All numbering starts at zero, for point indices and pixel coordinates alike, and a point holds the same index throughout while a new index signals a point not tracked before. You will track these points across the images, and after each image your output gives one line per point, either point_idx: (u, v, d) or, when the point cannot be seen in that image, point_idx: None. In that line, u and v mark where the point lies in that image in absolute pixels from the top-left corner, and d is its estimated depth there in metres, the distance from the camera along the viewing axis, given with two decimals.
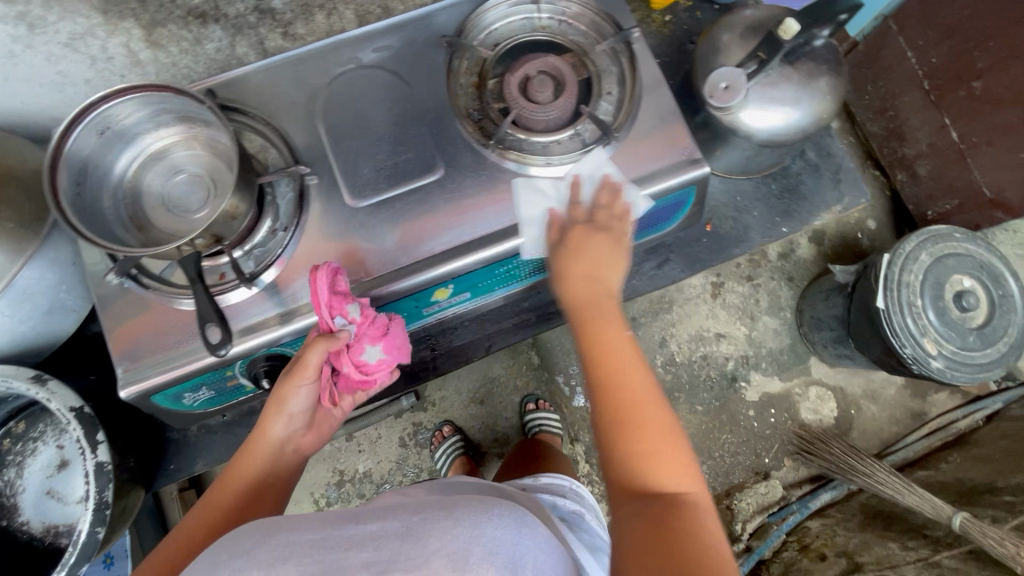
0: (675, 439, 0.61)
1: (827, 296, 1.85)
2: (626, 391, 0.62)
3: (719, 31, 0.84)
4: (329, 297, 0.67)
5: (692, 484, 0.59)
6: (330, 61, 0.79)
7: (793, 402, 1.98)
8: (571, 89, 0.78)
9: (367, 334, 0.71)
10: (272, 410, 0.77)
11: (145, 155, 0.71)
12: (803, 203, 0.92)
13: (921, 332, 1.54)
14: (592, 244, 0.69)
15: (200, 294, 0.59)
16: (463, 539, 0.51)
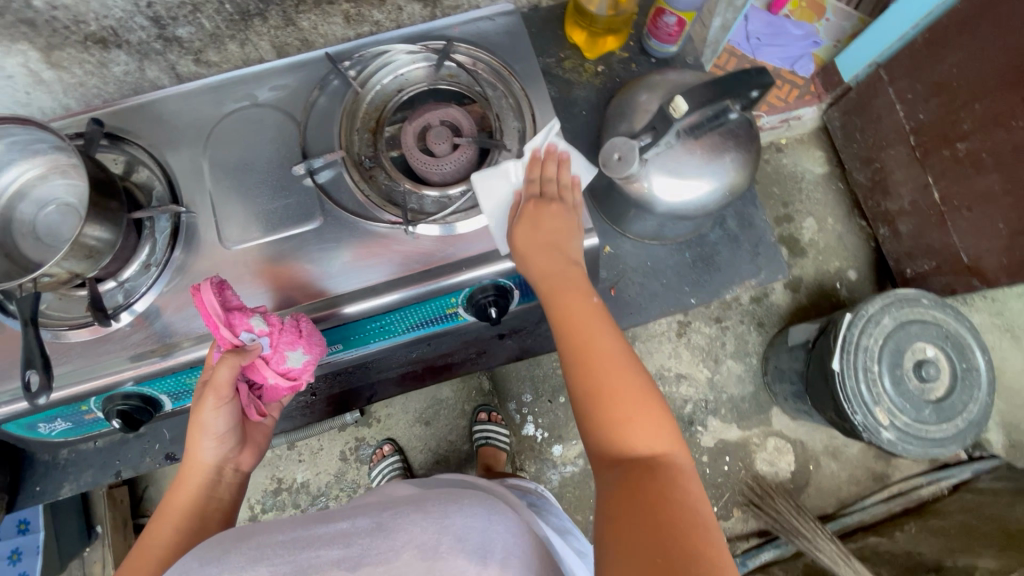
0: (647, 399, 0.61)
1: (790, 349, 1.78)
2: (595, 355, 0.63)
3: (637, 92, 0.80)
4: (223, 313, 0.61)
5: (662, 444, 0.59)
6: (223, 95, 0.79)
7: (749, 451, 1.91)
8: (466, 145, 0.76)
9: (284, 339, 0.65)
10: (196, 437, 0.68)
11: (18, 183, 0.70)
12: (716, 274, 0.89)
13: (874, 400, 1.48)
14: (542, 218, 0.70)
15: (30, 337, 0.59)
16: (435, 529, 0.53)
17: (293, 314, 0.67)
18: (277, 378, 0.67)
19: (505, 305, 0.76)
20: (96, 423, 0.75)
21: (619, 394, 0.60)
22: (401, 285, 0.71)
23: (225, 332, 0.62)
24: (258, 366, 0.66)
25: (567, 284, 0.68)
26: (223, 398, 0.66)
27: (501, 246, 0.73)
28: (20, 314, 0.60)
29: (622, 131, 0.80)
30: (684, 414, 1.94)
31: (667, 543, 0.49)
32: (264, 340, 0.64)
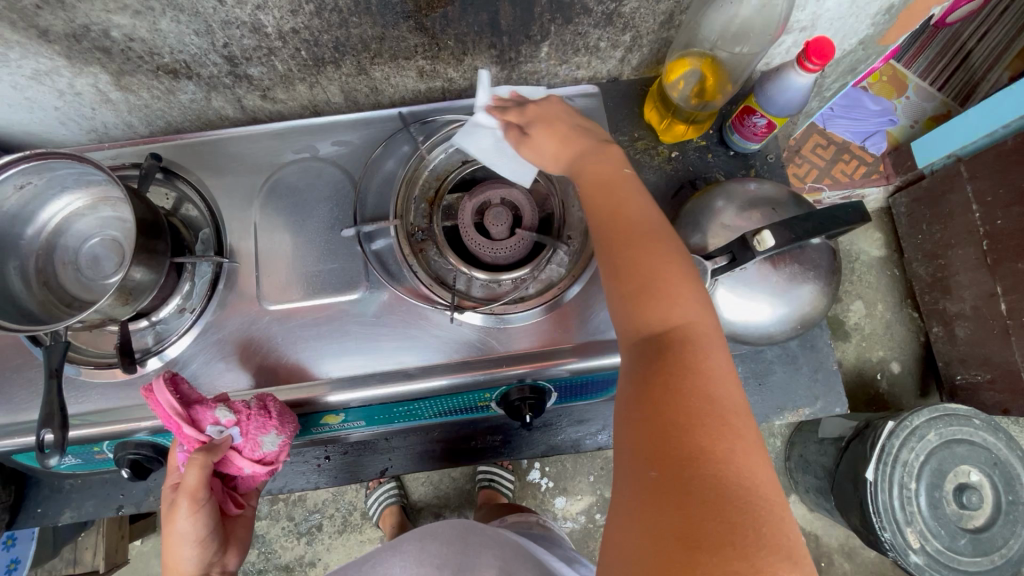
0: (675, 266, 0.51)
1: (820, 440, 1.71)
2: (624, 221, 0.54)
3: (715, 197, 0.77)
4: (184, 411, 0.61)
5: (690, 314, 0.49)
6: (284, 143, 0.76)
7: None
8: (526, 232, 0.72)
9: (254, 425, 0.63)
10: (172, 546, 0.68)
11: (65, 213, 0.68)
12: (768, 395, 0.83)
13: (907, 520, 1.39)
14: (535, 131, 0.66)
15: (53, 391, 0.58)
16: (412, 565, 0.75)
17: (257, 395, 0.64)
18: (252, 466, 0.66)
19: (540, 408, 0.71)
20: (105, 462, 0.73)
21: (642, 266, 0.51)
22: (435, 374, 0.67)
23: (189, 429, 0.61)
24: (231, 457, 0.65)
25: (597, 159, 0.60)
26: (196, 498, 0.67)
27: (547, 347, 0.69)
28: (47, 363, 0.59)
29: (694, 241, 0.76)
30: None
31: (679, 445, 0.42)
32: (234, 429, 0.63)
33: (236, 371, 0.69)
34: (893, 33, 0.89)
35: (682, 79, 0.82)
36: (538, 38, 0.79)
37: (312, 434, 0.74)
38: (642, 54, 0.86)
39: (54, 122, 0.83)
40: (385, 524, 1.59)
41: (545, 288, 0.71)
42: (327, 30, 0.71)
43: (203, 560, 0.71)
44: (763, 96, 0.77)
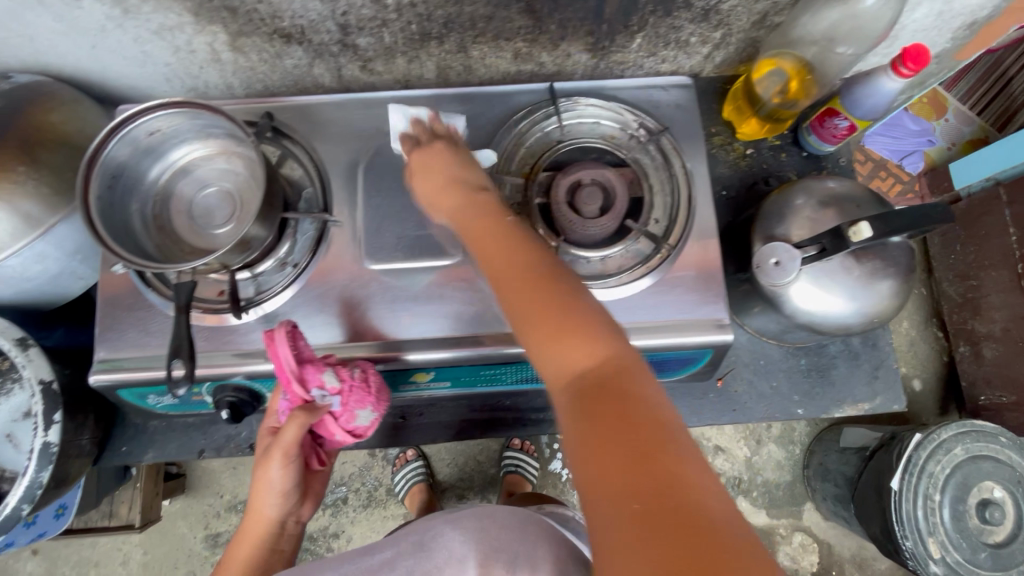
0: (577, 307, 0.51)
1: (841, 449, 1.74)
2: (565, 329, 0.50)
3: (795, 194, 0.79)
4: (297, 369, 0.64)
5: (612, 348, 0.50)
6: (386, 111, 0.78)
7: (773, 541, 1.90)
8: (617, 212, 0.75)
9: (354, 399, 0.66)
10: (261, 492, 0.76)
11: (182, 161, 0.71)
12: (830, 388, 0.85)
13: (929, 529, 1.41)
14: (429, 176, 0.66)
15: (182, 325, 0.62)
16: (473, 544, 0.63)
17: (360, 368, 0.67)
18: (343, 435, 0.71)
19: None
20: (198, 405, 0.75)
21: (552, 321, 0.51)
22: (526, 341, 0.70)
23: (297, 385, 0.65)
24: (326, 420, 0.70)
25: (519, 243, 0.57)
26: (288, 457, 0.73)
27: (634, 322, 0.72)
28: (176, 299, 0.63)
29: (776, 231, 0.77)
30: None
31: (643, 487, 0.41)
32: (335, 398, 0.66)
33: (335, 325, 0.72)
34: (969, 49, 0.93)
35: (768, 78, 0.84)
36: (634, 29, 0.82)
37: (398, 391, 0.76)
38: (728, 52, 0.88)
39: (160, 78, 0.86)
40: (412, 500, 1.61)
41: (632, 266, 0.75)
42: (442, 6, 0.74)
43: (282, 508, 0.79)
44: (849, 99, 0.80)
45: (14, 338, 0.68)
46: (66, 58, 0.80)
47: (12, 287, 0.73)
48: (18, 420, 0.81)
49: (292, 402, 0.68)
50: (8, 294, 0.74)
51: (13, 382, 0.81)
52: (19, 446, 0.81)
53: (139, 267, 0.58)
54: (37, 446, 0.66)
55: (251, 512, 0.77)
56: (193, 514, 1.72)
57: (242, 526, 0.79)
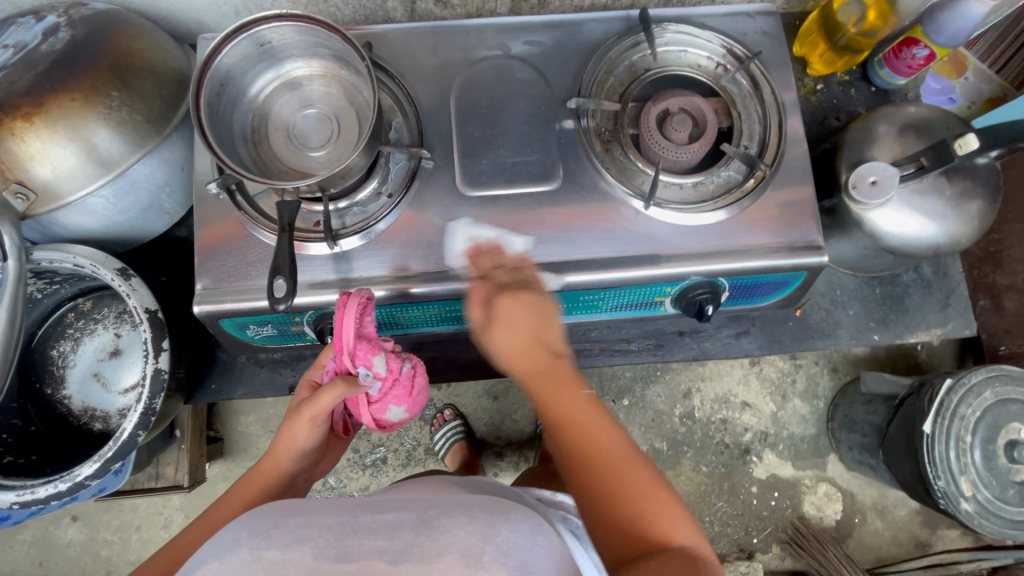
0: (656, 492, 0.58)
1: (868, 400, 1.52)
2: (596, 453, 0.59)
3: (878, 120, 0.79)
4: (353, 343, 0.64)
5: (688, 536, 0.56)
6: (474, 40, 0.78)
7: (798, 492, 1.70)
8: (709, 139, 0.73)
9: (393, 393, 0.69)
10: (280, 446, 0.71)
11: (283, 79, 0.70)
12: (903, 316, 0.87)
13: (959, 467, 1.21)
14: (501, 310, 0.60)
15: (284, 243, 0.60)
16: (482, 535, 0.45)
17: (411, 366, 0.69)
18: (368, 422, 0.71)
19: (717, 304, 0.75)
20: (295, 336, 0.77)
21: (635, 495, 0.57)
22: (627, 265, 0.72)
23: (346, 358, 0.65)
24: (358, 402, 0.69)
25: (565, 379, 0.60)
26: (316, 416, 0.70)
27: (731, 245, 0.73)
28: (278, 218, 0.61)
29: (864, 156, 0.78)
30: (740, 442, 1.72)
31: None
32: (376, 382, 0.67)
33: (432, 255, 0.72)
34: None
35: (847, 5, 0.84)
36: None
37: None
38: None
39: (228, 13, 0.84)
40: (454, 458, 1.59)
41: (724, 193, 0.75)
42: None
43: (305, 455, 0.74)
44: (932, 26, 0.81)
45: (116, 268, 0.69)
46: None
47: (103, 220, 0.73)
48: (105, 358, 0.81)
49: (336, 372, 0.68)
50: (97, 229, 0.74)
51: (98, 322, 0.81)
52: (108, 386, 0.81)
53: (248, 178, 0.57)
54: (149, 373, 0.67)
55: (266, 461, 0.71)
56: (234, 477, 1.58)
57: (253, 472, 0.73)
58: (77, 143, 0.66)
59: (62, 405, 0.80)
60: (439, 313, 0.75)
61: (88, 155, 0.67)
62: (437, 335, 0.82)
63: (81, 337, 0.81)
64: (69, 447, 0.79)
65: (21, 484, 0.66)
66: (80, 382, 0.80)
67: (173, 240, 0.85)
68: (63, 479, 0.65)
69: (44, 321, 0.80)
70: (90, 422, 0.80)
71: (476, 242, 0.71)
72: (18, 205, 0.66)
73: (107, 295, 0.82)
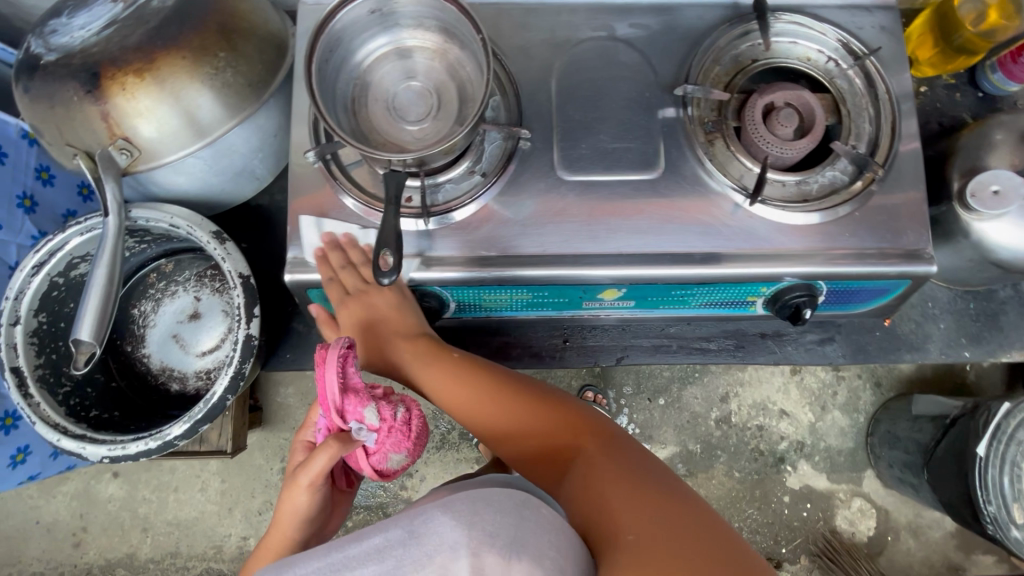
0: (549, 405, 0.69)
1: (914, 418, 1.47)
2: (492, 405, 0.70)
3: (995, 127, 0.75)
4: (339, 398, 0.64)
5: (588, 425, 0.67)
6: (577, 19, 0.76)
7: (832, 505, 1.66)
8: (818, 136, 0.70)
9: (389, 441, 0.68)
10: (285, 517, 0.75)
11: (389, 48, 0.69)
12: (996, 334, 0.84)
13: (1013, 493, 1.12)
14: (353, 308, 0.73)
15: (390, 216, 0.59)
16: (465, 525, 0.47)
17: (405, 410, 0.69)
18: (369, 472, 0.71)
19: (814, 307, 0.72)
20: None
21: (544, 429, 0.67)
22: (724, 261, 0.69)
23: (335, 414, 0.66)
24: (358, 455, 0.70)
25: (436, 356, 0.74)
26: (313, 483, 0.73)
27: (837, 248, 0.70)
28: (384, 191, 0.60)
29: (979, 163, 0.74)
30: (775, 450, 1.69)
31: (632, 496, 0.56)
32: (371, 435, 0.67)
33: (525, 240, 0.70)
34: None
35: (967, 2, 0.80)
36: None
37: (580, 309, 0.76)
38: None
39: None
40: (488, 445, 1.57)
41: (829, 193, 0.72)
42: None
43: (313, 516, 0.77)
44: None
45: (211, 231, 0.69)
46: None
47: (195, 182, 0.73)
48: (184, 321, 0.81)
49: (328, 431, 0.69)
50: (188, 191, 0.74)
51: (179, 284, 0.82)
52: (185, 349, 0.81)
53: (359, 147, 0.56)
54: (240, 339, 0.67)
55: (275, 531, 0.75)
56: (270, 446, 1.59)
57: (266, 539, 0.77)
58: (183, 102, 0.65)
59: (141, 364, 0.80)
60: (527, 298, 0.74)
61: (191, 116, 0.66)
62: (516, 320, 0.81)
63: (162, 298, 0.82)
64: (146, 405, 0.80)
65: (111, 439, 0.67)
66: (160, 343, 0.81)
67: (254, 207, 0.85)
68: (152, 437, 0.65)
69: (128, 279, 0.80)
70: (167, 383, 0.80)
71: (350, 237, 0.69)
72: (121, 161, 0.65)
73: (190, 257, 0.82)
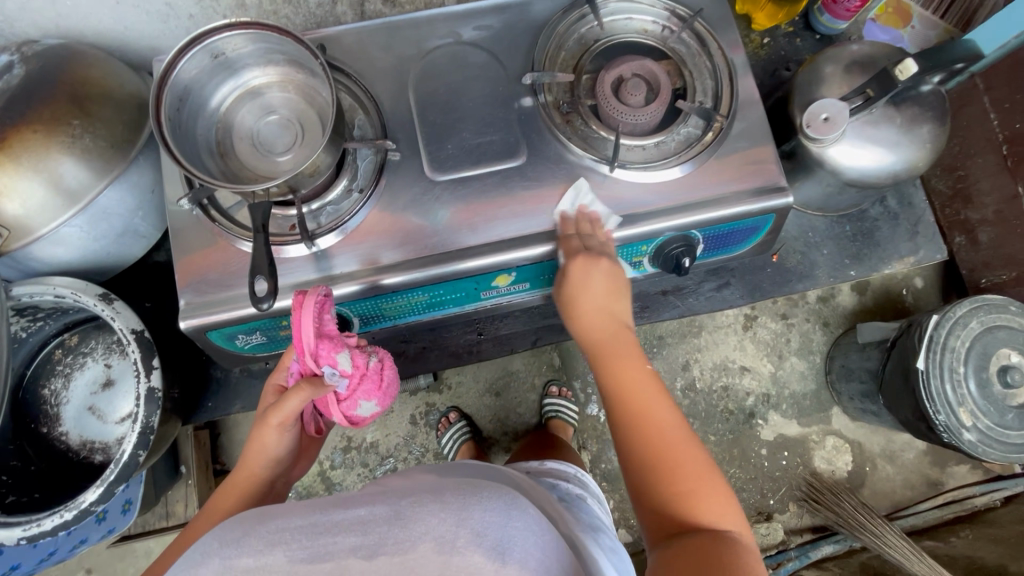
0: (698, 468, 0.60)
1: (862, 347, 1.52)
2: (644, 409, 0.64)
3: (824, 62, 0.81)
4: (315, 345, 0.64)
5: (731, 518, 0.58)
6: (425, 31, 0.80)
7: (807, 448, 1.68)
8: (665, 98, 0.75)
9: (362, 388, 0.70)
10: (252, 456, 0.72)
11: (243, 90, 0.71)
12: (875, 249, 0.90)
13: (957, 399, 1.18)
14: (586, 278, 0.69)
15: (260, 244, 0.61)
16: (454, 520, 0.45)
17: (377, 359, 0.71)
18: (338, 418, 0.73)
19: (693, 257, 0.77)
20: (287, 341, 0.77)
21: (676, 464, 0.60)
22: (601, 228, 0.73)
23: (309, 359, 0.65)
24: (327, 402, 0.70)
25: (623, 349, 0.68)
26: (283, 424, 0.71)
27: (699, 196, 0.74)
28: (251, 222, 0.62)
29: (815, 97, 0.80)
30: (744, 406, 1.71)
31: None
32: (343, 380, 0.68)
33: (409, 245, 0.73)
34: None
35: None
36: None
37: (480, 301, 0.79)
38: None
39: (180, 36, 0.85)
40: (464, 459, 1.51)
41: (686, 148, 0.77)
42: None
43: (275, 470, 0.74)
44: None
45: (97, 294, 0.69)
46: (89, 19, 0.79)
47: (77, 250, 0.74)
48: (97, 391, 0.81)
49: (301, 375, 0.68)
50: (73, 261, 0.75)
51: (85, 355, 0.81)
52: (104, 418, 0.81)
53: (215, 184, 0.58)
54: (143, 393, 0.68)
55: (241, 472, 0.72)
56: None
57: (229, 483, 0.73)
58: (44, 174, 0.67)
59: (58, 441, 0.79)
60: (425, 300, 0.76)
61: (56, 185, 0.67)
62: (426, 324, 0.84)
63: (71, 372, 0.81)
64: (72, 481, 0.79)
65: (26, 518, 0.67)
66: (75, 416, 0.80)
67: (152, 266, 0.85)
68: (67, 508, 0.66)
69: (33, 359, 0.80)
70: (90, 455, 0.79)
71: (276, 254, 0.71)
72: None
73: (93, 326, 0.82)
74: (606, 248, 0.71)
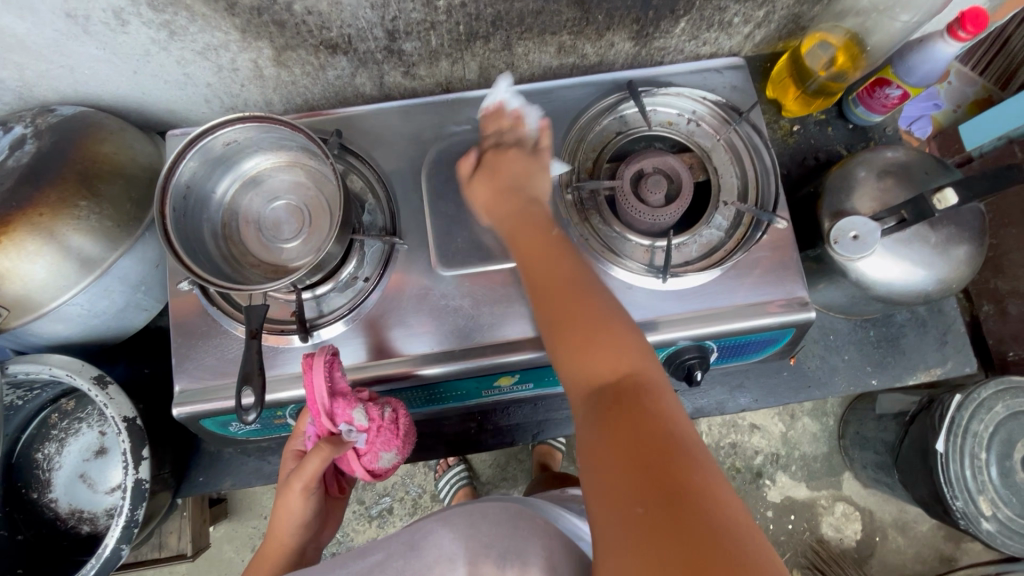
0: (611, 324, 0.55)
1: (878, 416, 1.37)
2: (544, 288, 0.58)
3: (857, 166, 0.77)
4: (329, 402, 0.61)
5: (640, 364, 0.53)
6: (445, 116, 0.79)
7: (815, 515, 1.61)
8: (687, 198, 0.70)
9: (381, 440, 0.65)
10: (278, 523, 0.68)
11: (248, 175, 0.71)
12: (900, 357, 0.86)
13: (977, 486, 1.02)
14: (501, 159, 0.67)
15: (252, 351, 0.59)
16: (464, 538, 0.49)
17: (393, 409, 0.66)
18: (363, 473, 0.67)
19: (707, 367, 0.73)
20: (280, 427, 0.75)
21: (581, 320, 0.55)
22: None
23: (325, 418, 0.62)
24: (348, 457, 0.66)
25: (528, 227, 0.63)
26: (308, 487, 0.66)
27: (714, 308, 0.71)
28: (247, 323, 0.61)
29: (846, 203, 0.76)
30: (752, 465, 1.65)
31: (644, 459, 0.45)
32: (362, 435, 0.64)
33: (412, 342, 0.70)
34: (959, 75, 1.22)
35: (815, 50, 0.84)
36: (680, 13, 0.78)
37: (481, 397, 0.77)
38: (770, 30, 0.86)
39: (197, 100, 0.84)
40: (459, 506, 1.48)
41: (706, 253, 0.73)
42: (492, 3, 0.70)
43: (303, 537, 0.69)
44: (902, 67, 0.80)
45: (93, 376, 0.68)
46: (104, 82, 0.78)
47: (77, 323, 0.73)
48: (90, 458, 0.81)
49: (318, 434, 0.65)
50: (74, 332, 0.74)
51: (81, 421, 0.81)
52: (94, 486, 0.81)
53: (217, 288, 0.55)
54: (130, 484, 0.67)
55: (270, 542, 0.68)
56: (239, 538, 1.51)
57: (261, 554, 0.70)
58: (48, 255, 0.66)
59: (47, 507, 0.80)
60: (423, 395, 0.74)
61: (60, 265, 0.67)
62: (426, 413, 0.81)
63: (65, 436, 0.81)
64: (58, 552, 0.79)
65: None
66: (65, 482, 0.80)
67: (154, 330, 0.85)
68: None
69: (28, 425, 0.79)
70: (78, 523, 0.80)
71: (279, 343, 0.69)
72: None
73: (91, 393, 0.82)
74: (531, 144, 0.69)
